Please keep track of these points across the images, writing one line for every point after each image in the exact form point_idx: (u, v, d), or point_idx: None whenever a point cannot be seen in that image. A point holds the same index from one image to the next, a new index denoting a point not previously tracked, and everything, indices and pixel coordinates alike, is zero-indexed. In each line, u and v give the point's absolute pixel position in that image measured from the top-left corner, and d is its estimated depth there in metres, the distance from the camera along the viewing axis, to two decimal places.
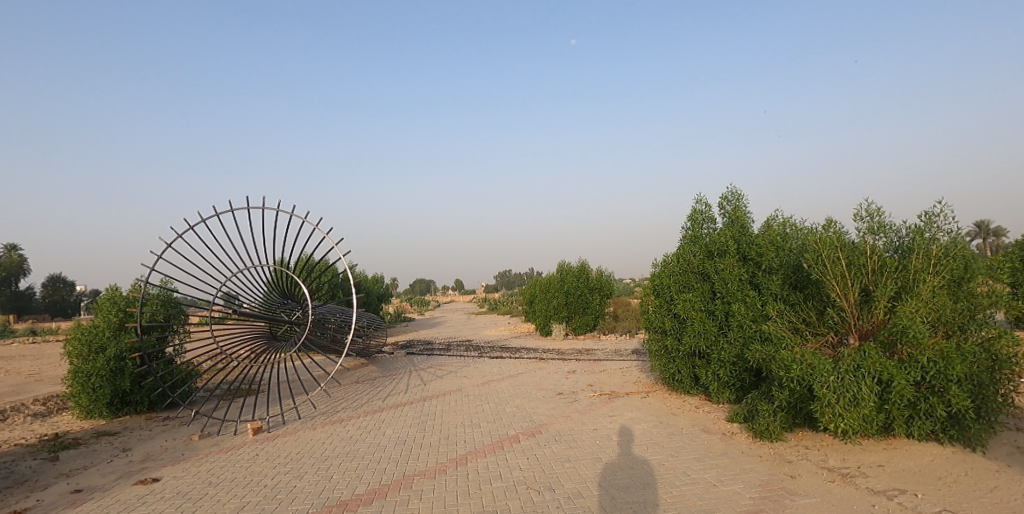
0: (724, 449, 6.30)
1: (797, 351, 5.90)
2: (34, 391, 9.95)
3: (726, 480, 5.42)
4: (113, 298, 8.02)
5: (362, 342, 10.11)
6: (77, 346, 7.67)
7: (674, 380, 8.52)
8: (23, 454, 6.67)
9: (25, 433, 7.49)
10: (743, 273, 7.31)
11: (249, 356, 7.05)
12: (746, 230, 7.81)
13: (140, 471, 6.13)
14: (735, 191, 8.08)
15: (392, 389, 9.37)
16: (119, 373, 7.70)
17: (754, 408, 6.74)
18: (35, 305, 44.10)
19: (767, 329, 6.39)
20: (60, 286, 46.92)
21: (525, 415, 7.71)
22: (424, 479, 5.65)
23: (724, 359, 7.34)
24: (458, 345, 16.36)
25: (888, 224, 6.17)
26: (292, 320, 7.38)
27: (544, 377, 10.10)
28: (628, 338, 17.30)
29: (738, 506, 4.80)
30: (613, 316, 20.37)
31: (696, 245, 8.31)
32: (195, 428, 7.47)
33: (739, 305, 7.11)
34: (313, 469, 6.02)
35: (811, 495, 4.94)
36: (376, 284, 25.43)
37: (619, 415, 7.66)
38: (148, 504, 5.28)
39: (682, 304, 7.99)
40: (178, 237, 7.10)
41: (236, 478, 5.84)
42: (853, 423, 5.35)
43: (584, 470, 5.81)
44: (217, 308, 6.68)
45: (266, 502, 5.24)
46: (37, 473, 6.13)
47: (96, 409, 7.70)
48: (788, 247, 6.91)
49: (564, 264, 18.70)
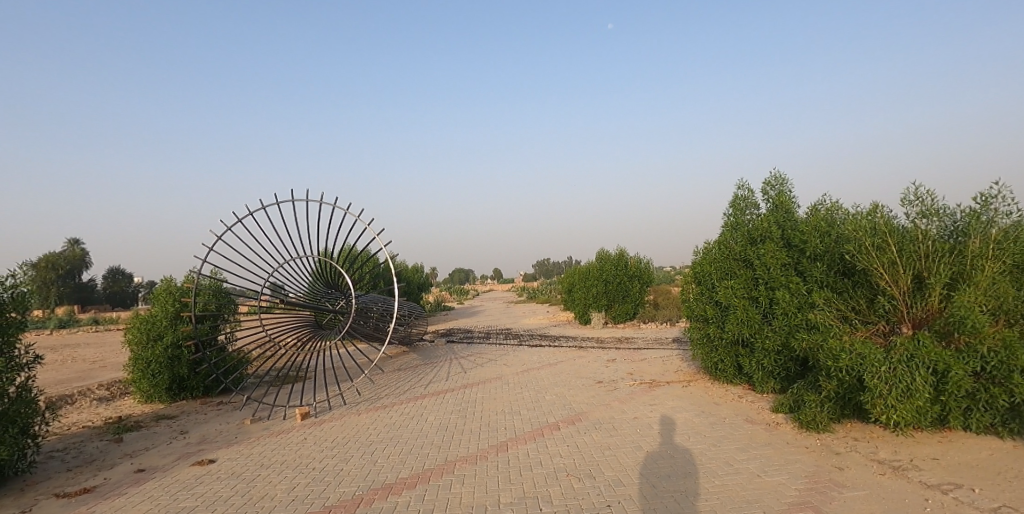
0: (768, 440, 6.20)
1: (847, 340, 5.71)
2: (99, 377, 10.55)
3: (770, 471, 5.32)
4: (169, 289, 8.35)
5: (402, 330, 10.25)
6: (136, 334, 8.01)
7: (716, 369, 8.37)
8: (91, 436, 7.17)
9: (92, 416, 7.97)
10: (787, 260, 7.08)
11: (296, 344, 7.22)
12: (791, 216, 7.57)
13: (198, 452, 6.45)
14: (778, 175, 7.84)
15: (433, 376, 9.54)
16: (176, 359, 8.05)
17: (800, 398, 6.57)
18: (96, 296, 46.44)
19: (814, 317, 6.22)
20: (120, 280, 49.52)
21: (565, 404, 7.71)
22: (465, 465, 5.75)
23: (768, 347, 7.15)
24: (497, 334, 16.40)
25: (940, 207, 5.91)
26: (336, 309, 7.52)
27: (584, 366, 10.07)
28: (668, 327, 17.06)
29: (783, 498, 4.72)
30: (653, 304, 20.07)
31: (737, 232, 8.09)
32: (247, 413, 7.77)
33: (784, 291, 6.87)
34: (358, 453, 6.21)
35: (860, 488, 4.81)
36: (417, 274, 26.06)
37: (660, 404, 7.58)
38: (206, 484, 5.57)
39: (724, 291, 7.81)
40: (228, 230, 7.34)
41: (287, 461, 6.09)
42: (906, 415, 5.16)
43: (624, 458, 5.80)
44: (265, 297, 6.84)
45: (314, 484, 5.46)
46: (103, 453, 6.57)
47: (156, 393, 8.08)
48: (835, 233, 6.69)
49: (602, 251, 18.55)
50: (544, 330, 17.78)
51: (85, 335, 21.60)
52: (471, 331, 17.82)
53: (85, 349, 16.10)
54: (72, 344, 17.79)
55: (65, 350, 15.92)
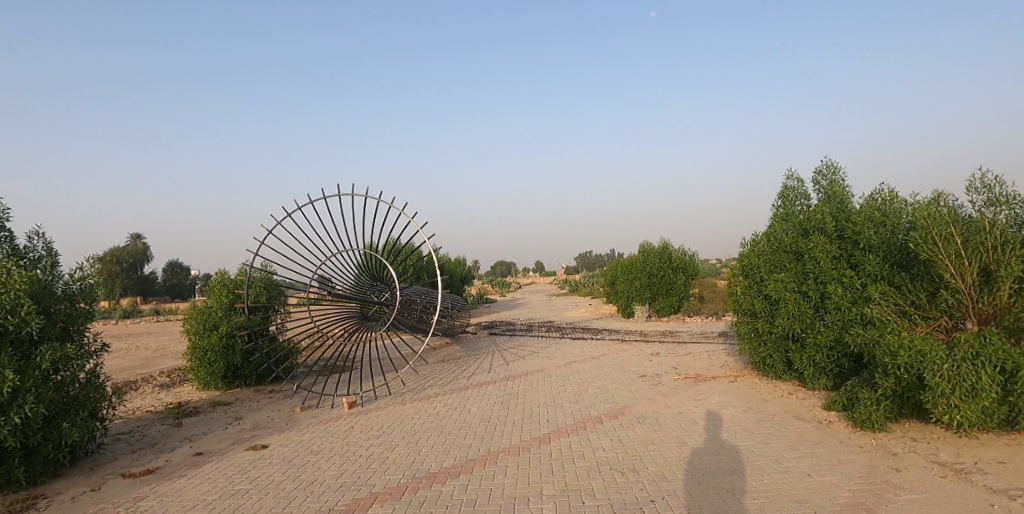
0: (820, 438, 5.99)
1: (906, 335, 5.44)
2: (160, 364, 11.16)
3: (821, 470, 5.15)
4: (224, 281, 8.72)
5: (444, 322, 10.40)
6: (194, 324, 8.40)
7: (765, 364, 8.15)
8: (154, 420, 7.58)
9: (154, 401, 8.43)
10: (841, 253, 6.80)
11: (343, 335, 7.43)
12: (844, 206, 7.28)
13: (252, 438, 6.73)
14: (831, 163, 7.54)
15: (475, 368, 9.65)
16: (230, 348, 8.41)
17: (854, 396, 6.32)
18: (156, 288, 49.01)
19: (869, 312, 5.95)
20: (178, 272, 52.14)
21: (608, 397, 7.67)
22: (508, 456, 5.79)
23: (820, 343, 6.90)
24: (538, 327, 16.43)
25: (1012, 195, 5.53)
26: (382, 302, 7.68)
27: (627, 359, 9.97)
28: (715, 321, 16.68)
29: (835, 498, 4.56)
30: (698, 297, 19.67)
31: (787, 224, 7.83)
32: (297, 401, 8.05)
33: (837, 285, 6.62)
34: (403, 442, 6.35)
35: (919, 490, 4.60)
36: (459, 267, 26.37)
37: (705, 399, 7.44)
38: (259, 468, 5.81)
39: (773, 285, 7.59)
40: (278, 224, 7.60)
41: (335, 448, 6.28)
42: (971, 416, 4.90)
43: (668, 453, 5.73)
44: (313, 289, 7.05)
45: (361, 471, 5.62)
46: (165, 437, 6.94)
47: (212, 381, 8.47)
48: (894, 224, 6.36)
49: (645, 243, 18.29)
50: (586, 323, 17.71)
51: (151, 324, 22.83)
52: (513, 323, 17.94)
53: (152, 337, 17.06)
54: (141, 333, 18.85)
55: (134, 338, 16.93)
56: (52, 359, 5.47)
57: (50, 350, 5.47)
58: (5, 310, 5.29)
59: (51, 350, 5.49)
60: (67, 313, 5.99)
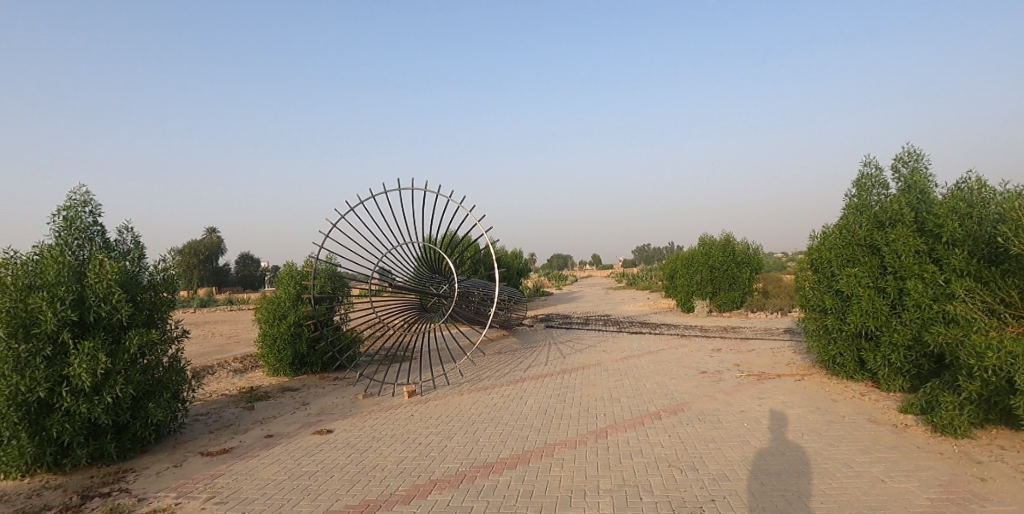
0: (895, 442, 5.67)
1: (995, 335, 5.05)
2: (234, 351, 11.86)
3: (896, 476, 4.89)
4: (291, 273, 9.15)
5: (500, 315, 10.53)
6: (264, 313, 8.89)
7: (835, 364, 7.78)
8: (228, 403, 8.09)
9: (228, 386, 8.99)
10: (921, 246, 6.38)
11: (402, 325, 7.66)
12: (926, 196, 6.85)
13: (318, 422, 7.07)
14: (912, 150, 7.09)
15: (531, 361, 9.71)
16: (297, 337, 8.84)
17: (934, 399, 5.93)
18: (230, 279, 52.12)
19: (953, 310, 5.57)
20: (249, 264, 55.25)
21: (666, 393, 7.55)
22: (564, 449, 5.82)
23: (896, 341, 6.52)
24: (594, 320, 16.35)
25: None
26: (441, 294, 7.86)
27: (686, 355, 9.77)
28: (780, 317, 16.03)
29: (912, 506, 4.33)
30: (762, 292, 18.94)
31: (862, 216, 7.46)
32: (359, 388, 8.38)
33: (917, 281, 6.24)
34: (461, 431, 6.49)
35: (1007, 502, 4.29)
36: (516, 260, 26.66)
37: (769, 398, 7.19)
38: (325, 451, 6.10)
39: (845, 280, 7.25)
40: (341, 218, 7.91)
41: (395, 435, 6.50)
42: None
43: (729, 452, 5.59)
44: (375, 281, 7.31)
45: (420, 458, 5.79)
46: (238, 419, 7.40)
47: (281, 368, 8.94)
48: (980, 215, 5.86)
49: (705, 237, 17.86)
50: (643, 317, 17.47)
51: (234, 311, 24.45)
52: (568, 316, 17.96)
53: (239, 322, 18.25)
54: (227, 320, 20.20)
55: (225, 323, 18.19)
56: (139, 343, 5.93)
57: (138, 335, 5.94)
58: (100, 299, 5.80)
59: (138, 335, 5.95)
60: (152, 302, 6.46)
